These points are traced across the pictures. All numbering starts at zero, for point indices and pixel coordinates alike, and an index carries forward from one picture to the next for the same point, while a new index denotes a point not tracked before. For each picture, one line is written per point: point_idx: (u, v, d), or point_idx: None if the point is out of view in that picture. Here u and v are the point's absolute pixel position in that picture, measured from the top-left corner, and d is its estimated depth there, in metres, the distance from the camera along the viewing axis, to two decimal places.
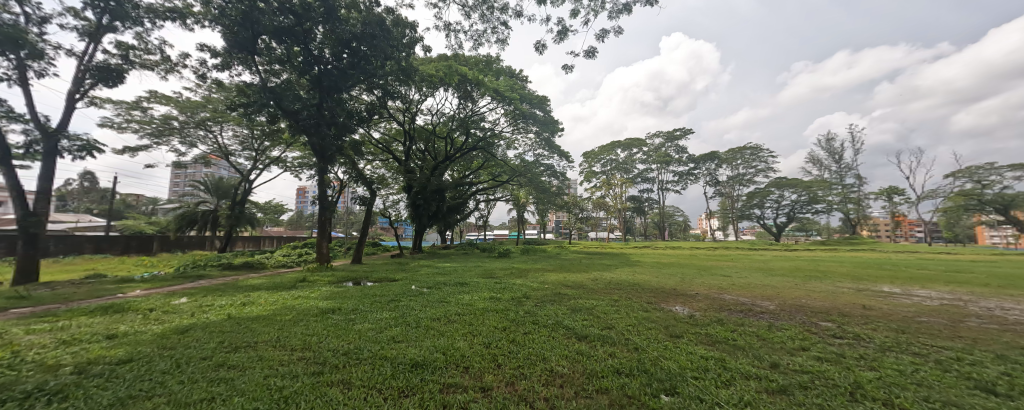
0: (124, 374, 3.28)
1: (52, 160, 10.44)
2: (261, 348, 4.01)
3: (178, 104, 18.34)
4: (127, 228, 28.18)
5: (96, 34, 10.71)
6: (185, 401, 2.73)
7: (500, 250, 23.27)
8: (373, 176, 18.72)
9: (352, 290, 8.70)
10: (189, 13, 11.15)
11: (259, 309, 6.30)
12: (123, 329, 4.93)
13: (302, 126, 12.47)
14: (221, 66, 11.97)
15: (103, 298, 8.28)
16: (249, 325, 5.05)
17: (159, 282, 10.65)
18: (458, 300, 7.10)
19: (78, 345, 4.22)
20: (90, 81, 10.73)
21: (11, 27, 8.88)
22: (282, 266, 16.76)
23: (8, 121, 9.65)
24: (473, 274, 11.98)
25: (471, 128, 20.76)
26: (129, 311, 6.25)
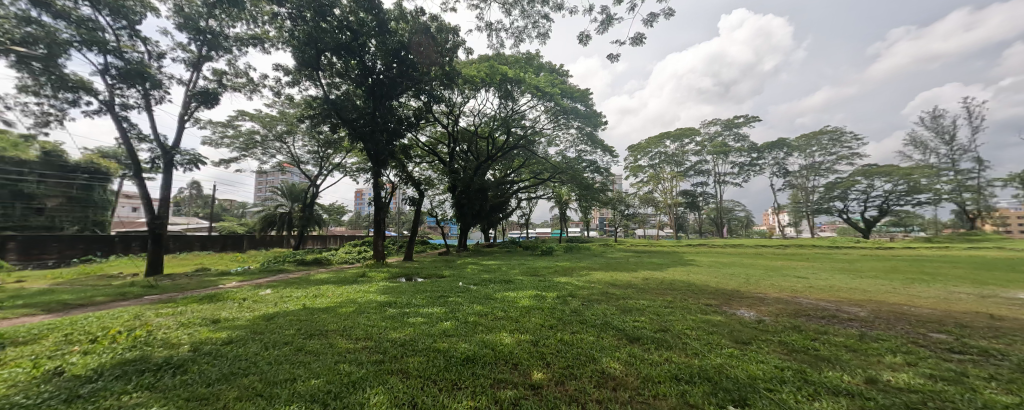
0: (225, 353, 3.79)
1: (169, 172, 12.32)
2: (331, 336, 4.42)
3: (260, 119, 20.75)
4: (223, 229, 32.73)
5: (198, 64, 12.42)
6: (273, 380, 3.10)
7: (545, 248, 23.09)
8: (422, 178, 19.85)
9: (405, 285, 9.21)
10: (266, 38, 12.55)
11: (327, 301, 6.94)
12: (225, 315, 5.74)
13: (357, 133, 13.38)
14: (292, 83, 13.38)
15: (207, 288, 9.60)
16: (320, 315, 5.59)
17: (249, 276, 12.18)
18: (502, 298, 7.19)
19: (192, 327, 4.97)
20: (195, 104, 12.50)
21: (139, 64, 10.63)
22: (345, 262, 18.27)
23: (139, 142, 11.59)
24: (517, 272, 12.04)
25: (511, 127, 21.00)
26: (225, 299, 7.23)
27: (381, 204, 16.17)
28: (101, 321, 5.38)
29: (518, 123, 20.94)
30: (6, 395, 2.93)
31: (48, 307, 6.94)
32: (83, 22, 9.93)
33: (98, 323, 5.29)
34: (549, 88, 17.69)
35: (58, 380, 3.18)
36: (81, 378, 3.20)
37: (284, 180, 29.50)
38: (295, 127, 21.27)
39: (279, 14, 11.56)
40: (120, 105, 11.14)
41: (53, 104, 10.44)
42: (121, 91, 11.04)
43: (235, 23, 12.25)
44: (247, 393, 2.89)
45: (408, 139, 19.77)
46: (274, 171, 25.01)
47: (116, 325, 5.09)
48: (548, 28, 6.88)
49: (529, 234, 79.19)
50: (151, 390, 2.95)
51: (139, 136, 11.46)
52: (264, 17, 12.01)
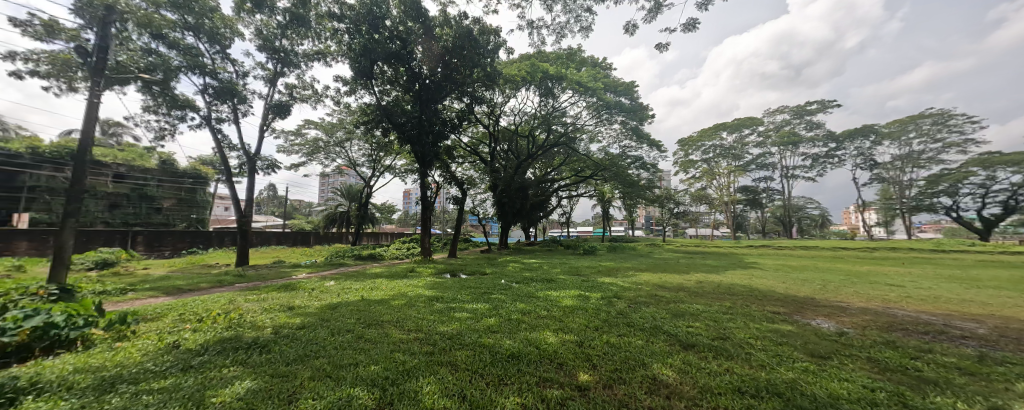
0: (299, 337, 4.20)
1: (253, 176, 13.87)
2: (386, 326, 4.72)
3: (323, 126, 22.62)
4: (293, 226, 36.31)
5: (274, 80, 13.83)
6: (339, 364, 3.37)
7: (589, 247, 22.62)
8: (465, 177, 20.40)
9: (451, 281, 9.55)
10: (328, 53, 13.63)
11: (382, 293, 7.41)
12: (298, 302, 6.36)
13: (406, 136, 14.05)
14: (350, 92, 14.41)
15: (281, 278, 10.70)
16: (375, 306, 5.98)
17: (316, 268, 13.41)
18: (545, 297, 7.17)
19: (273, 312, 5.58)
20: (272, 116, 13.95)
21: (229, 83, 12.11)
22: (396, 257, 19.37)
23: (229, 150, 13.20)
24: (559, 271, 11.96)
25: (552, 125, 20.85)
26: (297, 289, 8.01)
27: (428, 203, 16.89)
28: (204, 304, 6.23)
29: (559, 120, 20.73)
30: (140, 362, 3.51)
31: (167, 290, 8.21)
32: (187, 48, 11.55)
33: (202, 305, 6.14)
34: (592, 83, 17.28)
35: (176, 352, 3.75)
36: (193, 352, 3.73)
37: (343, 181, 31.91)
38: (352, 133, 22.90)
39: (339, 29, 12.56)
40: (215, 119, 12.78)
41: (165, 120, 12.22)
42: (215, 107, 12.66)
43: (302, 41, 13.48)
44: (320, 374, 3.17)
45: (451, 141, 20.46)
46: (334, 173, 27.05)
47: (216, 308, 5.88)
48: (591, 21, 6.70)
49: (571, 233, 78.00)
50: (245, 365, 3.37)
51: (228, 145, 13.06)
52: (327, 34, 13.12)
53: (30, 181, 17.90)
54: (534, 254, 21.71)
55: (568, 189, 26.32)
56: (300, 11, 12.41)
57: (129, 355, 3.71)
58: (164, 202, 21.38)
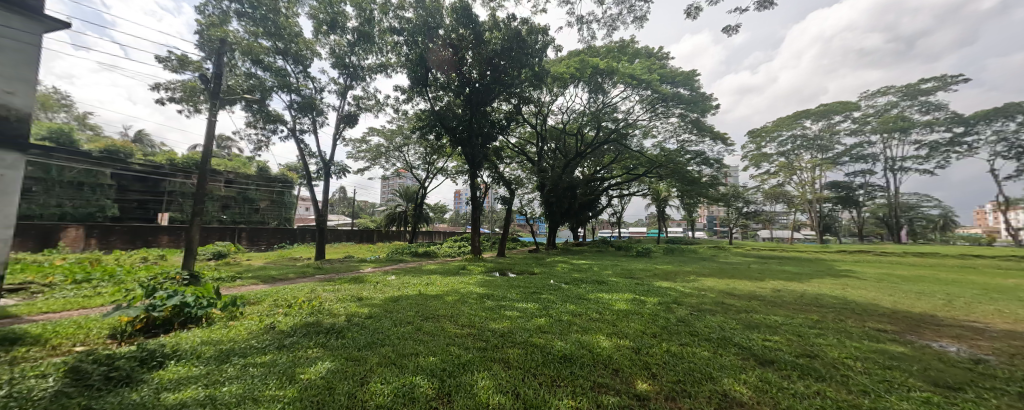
0: (367, 325, 4.55)
1: (327, 179, 15.32)
2: (442, 320, 4.91)
3: (384, 133, 24.27)
4: (359, 224, 39.55)
5: (344, 92, 15.09)
6: (401, 353, 3.56)
7: (643, 248, 21.55)
8: (513, 177, 20.59)
9: (501, 279, 9.69)
10: (389, 64, 14.58)
11: (437, 289, 7.76)
12: (365, 294, 6.89)
13: (457, 139, 14.51)
14: (406, 99, 15.27)
15: (351, 271, 11.68)
16: (432, 301, 6.26)
17: (379, 263, 14.48)
18: (597, 299, 6.96)
19: (345, 301, 6.11)
20: (342, 125, 15.28)
21: (308, 98, 13.53)
22: (448, 255, 20.18)
23: (309, 157, 14.74)
24: (612, 273, 11.57)
25: (602, 123, 20.21)
26: (365, 281, 8.70)
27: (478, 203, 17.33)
28: (291, 292, 7.05)
29: (610, 117, 20.02)
30: (247, 339, 4.08)
31: (265, 279, 9.45)
32: (278, 70, 13.16)
33: (291, 293, 6.96)
34: (647, 76, 16.35)
35: (272, 332, 4.28)
36: (284, 333, 4.23)
37: (401, 184, 33.96)
38: (409, 138, 24.30)
39: (398, 42, 13.45)
40: (299, 131, 14.33)
41: (261, 134, 13.93)
42: (299, 121, 14.25)
43: (367, 56, 14.55)
44: (387, 360, 3.38)
45: (499, 142, 20.82)
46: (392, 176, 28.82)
47: (301, 295, 6.61)
48: (645, 10, 6.33)
49: (624, 234, 74.94)
50: (325, 347, 3.73)
51: (309, 153, 14.59)
52: (388, 47, 14.12)
53: (170, 187, 21.68)
54: (583, 255, 21.25)
55: (619, 187, 25.32)
56: (365, 29, 13.48)
57: (238, 333, 4.34)
58: (259, 203, 24.65)
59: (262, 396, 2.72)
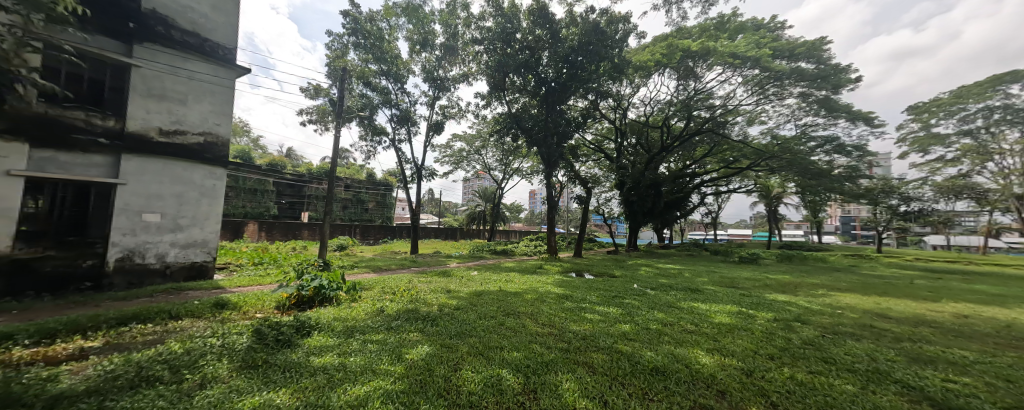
0: (454, 317, 4.81)
1: (419, 182, 16.83)
2: (522, 317, 4.95)
3: (464, 137, 25.77)
4: (444, 223, 42.59)
5: (433, 103, 16.40)
6: (485, 345, 3.65)
7: (749, 253, 18.78)
8: (590, 176, 20.04)
9: (579, 281, 9.44)
10: (470, 73, 15.40)
11: (517, 286, 7.91)
12: (453, 287, 7.40)
13: (533, 140, 14.40)
14: (485, 104, 15.92)
15: (439, 265, 12.65)
16: (511, 298, 6.39)
17: (462, 259, 15.44)
18: (691, 308, 6.26)
19: (435, 293, 6.62)
20: (431, 133, 16.59)
21: (405, 110, 15.16)
22: (525, 254, 20.46)
23: (405, 164, 16.45)
24: (708, 281, 10.35)
25: (693, 113, 18.24)
26: (452, 275, 9.37)
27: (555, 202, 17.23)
28: (394, 281, 8.01)
29: (702, 104, 17.94)
30: (363, 318, 4.68)
31: (374, 268, 10.84)
32: (383, 89, 14.92)
33: (395, 282, 7.82)
34: (755, 52, 14.02)
35: (381, 315, 4.83)
36: (390, 316, 4.75)
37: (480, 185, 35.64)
38: (488, 142, 25.37)
39: (479, 50, 14.20)
40: (398, 141, 16.04)
41: (370, 145, 15.87)
42: (397, 132, 16.00)
43: (451, 67, 15.67)
44: (475, 351, 3.54)
45: (575, 139, 20.35)
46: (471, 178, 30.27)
47: (401, 285, 7.42)
48: None
49: (719, 236, 66.80)
50: (425, 333, 4.08)
51: (405, 160, 16.23)
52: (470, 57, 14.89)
53: (311, 192, 25.10)
54: (673, 259, 19.55)
55: (714, 184, 22.60)
56: (451, 44, 14.64)
57: (356, 312, 5.01)
58: (367, 204, 28.40)
59: (379, 369, 3.10)
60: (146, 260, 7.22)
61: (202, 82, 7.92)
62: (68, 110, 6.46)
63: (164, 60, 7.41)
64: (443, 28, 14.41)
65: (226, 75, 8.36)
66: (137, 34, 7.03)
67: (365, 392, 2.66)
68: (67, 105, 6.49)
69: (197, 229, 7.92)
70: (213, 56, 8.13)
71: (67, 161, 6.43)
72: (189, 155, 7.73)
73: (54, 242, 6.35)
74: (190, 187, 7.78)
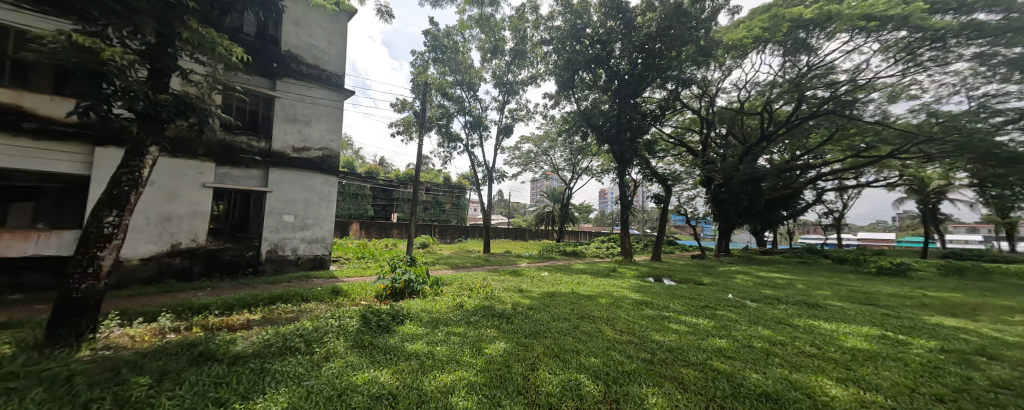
0: (530, 317, 5.32)
1: (490, 184, 18.11)
2: (598, 321, 5.20)
3: (533, 139, 26.45)
4: (515, 223, 43.94)
5: (503, 107, 17.55)
6: (563, 348, 3.91)
7: (896, 263, 15.18)
8: (667, 171, 19.09)
9: (659, 286, 9.13)
10: (539, 74, 16.02)
11: (589, 289, 8.27)
12: (524, 287, 8.18)
13: (605, 136, 14.37)
14: (553, 104, 16.45)
15: (510, 265, 13.50)
16: (585, 300, 6.77)
17: (532, 259, 16.03)
18: (813, 329, 5.30)
19: (510, 292, 7.47)
20: (500, 136, 17.80)
21: (475, 116, 16.62)
22: (597, 256, 20.30)
23: (477, 167, 17.89)
24: (819, 293, 8.98)
25: (806, 94, 14.50)
26: (523, 275, 10.18)
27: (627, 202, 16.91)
28: (471, 278, 9.20)
29: (818, 83, 14.06)
30: (443, 312, 5.52)
31: (452, 266, 12.20)
32: (457, 98, 16.49)
33: (471, 280, 8.88)
34: (901, 9, 10.27)
35: (459, 310, 5.63)
36: (468, 312, 5.56)
37: (549, 186, 35.96)
38: (555, 142, 25.73)
39: (548, 51, 14.65)
40: (469, 145, 17.58)
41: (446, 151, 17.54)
42: (470, 137, 17.53)
43: (520, 70, 16.46)
44: (552, 352, 3.79)
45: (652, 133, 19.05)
46: (540, 179, 30.78)
47: (477, 282, 8.53)
48: None
49: (846, 240, 55.46)
50: (500, 331, 4.58)
51: (477, 163, 17.70)
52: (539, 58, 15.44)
53: (398, 195, 28.36)
54: (776, 266, 17.13)
55: (841, 179, 18.29)
56: (520, 47, 15.20)
57: (439, 306, 5.91)
58: (444, 206, 30.95)
59: (462, 359, 3.47)
60: (285, 252, 9.29)
61: (321, 105, 9.96)
62: (237, 136, 8.60)
63: (296, 89, 9.46)
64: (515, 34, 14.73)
65: (337, 98, 10.27)
66: (279, 71, 9.07)
67: (451, 381, 2.95)
68: (237, 131, 8.64)
69: (318, 229, 9.93)
70: (329, 83, 10.12)
71: (235, 175, 8.60)
72: (312, 167, 9.77)
73: (230, 237, 8.55)
74: (313, 193, 9.80)
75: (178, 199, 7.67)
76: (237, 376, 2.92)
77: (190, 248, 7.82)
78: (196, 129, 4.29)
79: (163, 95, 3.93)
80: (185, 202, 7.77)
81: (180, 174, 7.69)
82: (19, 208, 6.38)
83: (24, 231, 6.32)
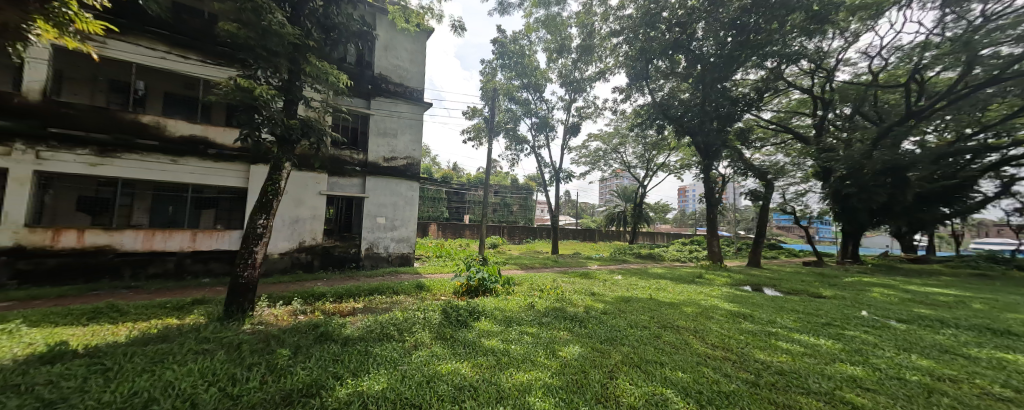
0: (605, 322, 5.21)
1: (558, 184, 18.07)
2: (684, 333, 4.83)
3: (602, 137, 25.62)
4: (585, 224, 42.96)
5: (569, 106, 17.40)
6: (645, 358, 3.74)
7: None
8: (767, 162, 16.43)
9: (758, 296, 8.11)
10: (609, 69, 15.51)
11: (671, 296, 7.72)
12: (596, 290, 8.01)
13: (687, 128, 13.17)
14: (624, 98, 15.81)
15: (581, 267, 13.29)
16: (666, 309, 6.34)
17: (604, 262, 15.56)
18: (986, 361, 4.22)
19: (582, 295, 7.37)
20: (567, 135, 17.65)
21: (541, 117, 16.76)
22: (678, 259, 18.84)
23: (544, 168, 17.99)
24: (989, 315, 7.06)
25: (980, 56, 10.63)
26: (595, 278, 9.95)
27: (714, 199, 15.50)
28: (541, 279, 9.25)
29: (1004, 36, 10.14)
30: (516, 311, 5.70)
31: (523, 267, 12.39)
32: (524, 101, 16.82)
33: (542, 281, 8.94)
34: None
35: (532, 311, 5.75)
36: (540, 313, 5.64)
37: (620, 185, 34.42)
38: (626, 138, 24.57)
39: (617, 43, 14.06)
40: (537, 146, 17.80)
41: (513, 153, 17.99)
42: (537, 139, 17.75)
43: (588, 67, 16.12)
44: (630, 361, 3.65)
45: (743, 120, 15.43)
46: (611, 177, 29.63)
47: (547, 283, 8.58)
48: None
49: None
50: (573, 334, 4.58)
51: (544, 164, 17.85)
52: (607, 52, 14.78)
53: (470, 197, 29.83)
54: (925, 277, 13.80)
55: None
56: (587, 42, 14.83)
57: (512, 306, 6.10)
58: (512, 207, 31.69)
59: (536, 360, 3.56)
60: (380, 250, 10.50)
61: (406, 119, 11.05)
62: (342, 150, 9.95)
63: (385, 106, 10.62)
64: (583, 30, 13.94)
65: (418, 111, 11.30)
66: (373, 92, 10.25)
67: (528, 380, 3.06)
68: (342, 146, 10.00)
69: (405, 229, 11.00)
70: (412, 99, 11.14)
71: (342, 184, 9.96)
72: (400, 175, 10.87)
73: (339, 236, 9.94)
74: (400, 198, 10.91)
75: (303, 204, 9.20)
76: (350, 355, 3.43)
77: (311, 245, 9.29)
78: (314, 145, 5.10)
79: (293, 120, 4.80)
80: (307, 207, 9.27)
81: (303, 183, 9.22)
82: (207, 214, 8.34)
83: (210, 230, 8.18)
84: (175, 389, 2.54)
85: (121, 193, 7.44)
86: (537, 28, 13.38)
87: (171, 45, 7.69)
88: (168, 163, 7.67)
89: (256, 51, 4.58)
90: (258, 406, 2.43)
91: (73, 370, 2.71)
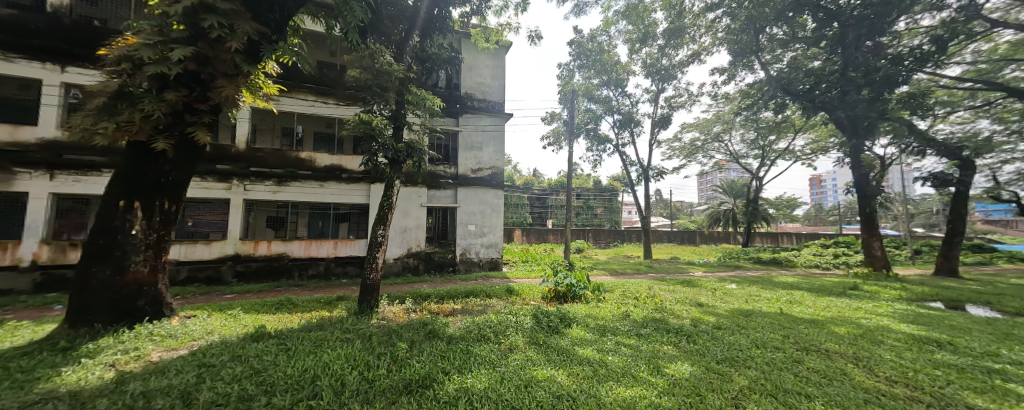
0: (721, 338, 4.70)
1: (647, 183, 16.96)
2: (840, 360, 4.01)
3: (699, 126, 23.23)
4: (683, 226, 39.06)
5: (657, 97, 16.28)
6: (784, 386, 3.24)
7: None
8: (958, 135, 11.56)
9: (957, 317, 6.21)
10: (703, 49, 14.07)
11: (810, 311, 6.51)
12: (704, 300, 7.25)
13: (816, 104, 10.96)
14: (727, 79, 14.12)
15: (683, 274, 12.15)
16: (805, 328, 5.37)
17: (712, 268, 13.96)
18: None
19: (687, 305, 6.76)
20: (656, 129, 16.49)
21: (626, 113, 16.03)
22: (814, 266, 15.80)
23: (629, 167, 17.11)
24: None
25: None
26: (701, 286, 9.00)
27: (865, 189, 12.46)
28: (635, 286, 8.74)
29: None
30: (611, 320, 5.51)
31: (617, 273, 11.83)
32: (605, 99, 16.33)
33: (639, 288, 8.45)
34: None
35: (628, 320, 5.52)
36: (640, 324, 5.36)
37: (724, 179, 30.54)
38: (731, 124, 21.65)
39: (714, 21, 12.60)
40: (621, 145, 17.05)
41: (596, 154, 17.55)
42: (620, 137, 17.01)
43: (677, 52, 14.88)
44: (762, 389, 3.20)
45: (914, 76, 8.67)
46: (713, 170, 26.52)
47: (643, 291, 8.09)
48: None
49: None
50: (681, 350, 4.22)
51: (630, 162, 16.97)
52: (702, 29, 13.33)
53: (553, 202, 29.76)
54: None
55: None
56: (677, 25, 13.26)
57: (606, 313, 5.95)
58: (597, 210, 30.73)
59: (639, 376, 3.40)
60: (472, 256, 11.25)
61: (490, 132, 11.70)
62: (437, 165, 10.99)
63: (471, 122, 11.44)
64: (668, 12, 12.58)
65: (501, 122, 11.86)
66: (461, 110, 11.14)
67: (632, 397, 2.94)
68: (437, 163, 11.05)
69: (493, 235, 11.57)
70: (496, 112, 11.77)
71: (438, 196, 10.98)
72: (488, 184, 11.55)
73: (437, 243, 10.94)
74: (487, 206, 11.54)
75: (409, 215, 10.43)
76: (459, 352, 3.77)
77: (417, 251, 10.45)
78: (416, 164, 5.77)
79: (400, 144, 5.54)
80: (412, 217, 10.48)
81: (410, 198, 10.49)
82: (343, 227, 10.03)
83: (346, 240, 9.84)
84: (331, 369, 3.14)
85: (290, 212, 9.46)
86: (616, 21, 12.81)
87: (318, 94, 9.54)
88: (317, 187, 9.51)
89: (373, 89, 5.45)
90: (387, 391, 2.84)
91: (269, 347, 3.57)
